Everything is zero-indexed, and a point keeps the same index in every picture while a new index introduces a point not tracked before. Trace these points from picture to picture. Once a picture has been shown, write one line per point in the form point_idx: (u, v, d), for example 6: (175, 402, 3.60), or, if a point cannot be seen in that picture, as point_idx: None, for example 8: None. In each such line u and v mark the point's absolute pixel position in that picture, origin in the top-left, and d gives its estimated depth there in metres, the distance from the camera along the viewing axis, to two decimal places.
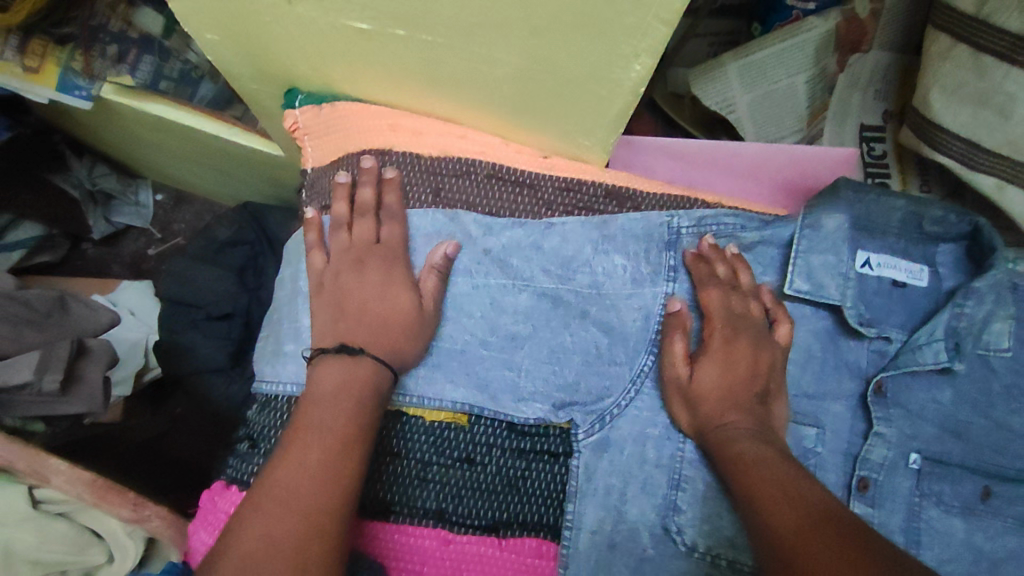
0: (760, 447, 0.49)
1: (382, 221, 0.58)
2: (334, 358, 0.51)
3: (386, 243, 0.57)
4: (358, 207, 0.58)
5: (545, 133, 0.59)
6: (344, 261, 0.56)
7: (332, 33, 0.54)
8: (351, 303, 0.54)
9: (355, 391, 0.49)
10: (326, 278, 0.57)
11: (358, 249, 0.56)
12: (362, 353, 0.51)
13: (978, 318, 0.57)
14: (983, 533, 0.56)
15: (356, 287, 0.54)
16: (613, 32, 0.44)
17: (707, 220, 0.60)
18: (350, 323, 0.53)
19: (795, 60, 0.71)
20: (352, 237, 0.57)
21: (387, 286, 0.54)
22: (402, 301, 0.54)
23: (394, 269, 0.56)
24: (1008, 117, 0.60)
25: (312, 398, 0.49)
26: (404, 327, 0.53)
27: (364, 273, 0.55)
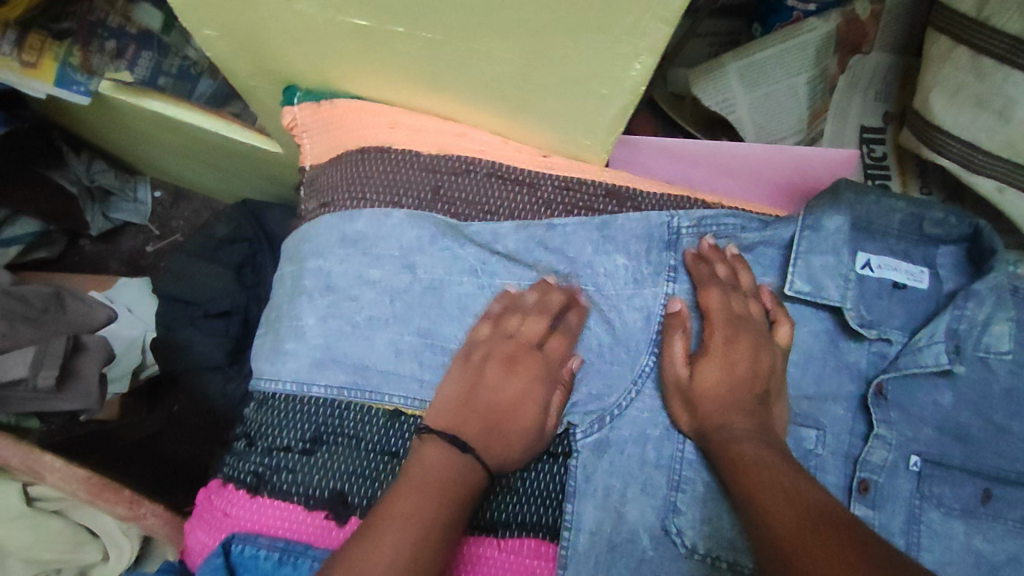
0: (759, 448, 0.49)
1: (554, 330, 0.57)
2: (445, 448, 0.49)
3: (545, 354, 0.56)
4: (540, 303, 0.56)
5: (544, 132, 0.59)
6: (500, 350, 0.55)
7: (330, 30, 0.54)
8: (484, 401, 0.53)
9: (460, 485, 0.48)
10: (476, 355, 0.55)
11: (515, 349, 0.55)
12: (474, 454, 0.50)
13: (979, 320, 0.57)
14: (983, 536, 0.56)
15: (495, 385, 0.53)
16: (612, 31, 0.43)
17: (707, 220, 0.60)
18: (480, 416, 0.52)
19: (796, 60, 0.71)
20: (518, 329, 0.55)
21: (519, 402, 0.53)
22: (524, 420, 0.53)
23: (535, 377, 0.54)
24: (1009, 119, 0.60)
25: (412, 482, 0.47)
26: (519, 445, 0.52)
27: (510, 376, 0.54)
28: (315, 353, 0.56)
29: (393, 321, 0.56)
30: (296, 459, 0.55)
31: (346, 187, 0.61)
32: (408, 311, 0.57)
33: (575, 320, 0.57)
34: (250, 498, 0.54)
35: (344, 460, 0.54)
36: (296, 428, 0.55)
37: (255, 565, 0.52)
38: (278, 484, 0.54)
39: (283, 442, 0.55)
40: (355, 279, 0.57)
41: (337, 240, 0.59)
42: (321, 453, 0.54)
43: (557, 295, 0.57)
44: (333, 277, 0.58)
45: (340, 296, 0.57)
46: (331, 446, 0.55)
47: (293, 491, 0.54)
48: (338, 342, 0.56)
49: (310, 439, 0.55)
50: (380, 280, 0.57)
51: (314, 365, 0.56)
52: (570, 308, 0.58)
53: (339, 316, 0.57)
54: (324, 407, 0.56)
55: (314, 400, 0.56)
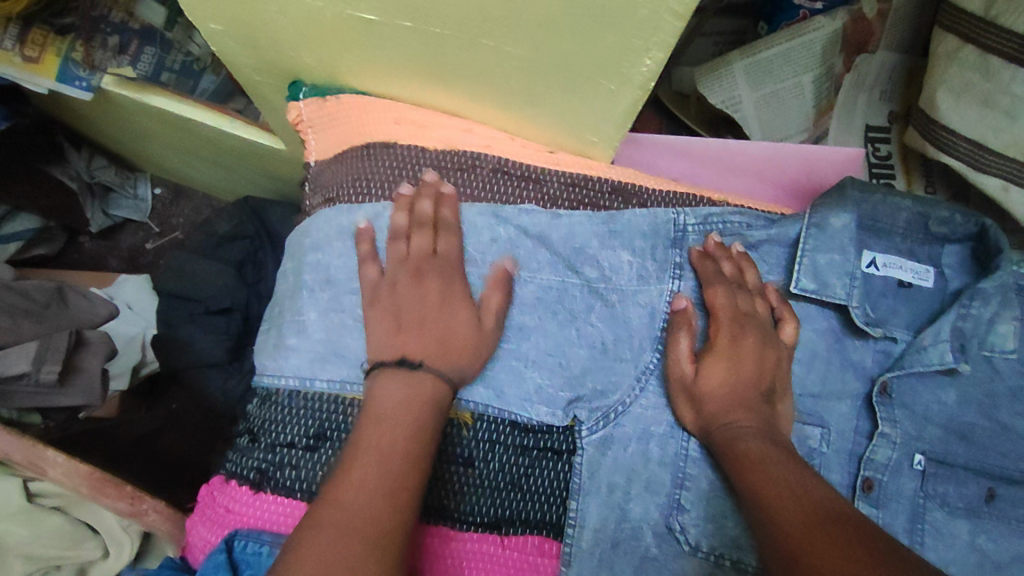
0: (765, 444, 0.49)
1: (438, 233, 0.56)
2: (395, 372, 0.49)
3: (444, 257, 0.55)
4: (415, 219, 0.56)
5: (551, 129, 0.59)
6: (405, 270, 0.54)
7: (338, 23, 0.53)
8: (409, 318, 0.52)
9: (419, 405, 0.48)
10: (383, 286, 0.54)
11: (414, 262, 0.54)
12: (422, 367, 0.50)
13: (984, 318, 0.57)
14: (986, 535, 0.56)
15: (416, 302, 0.52)
16: (625, 25, 0.43)
17: (713, 218, 0.60)
18: (410, 336, 0.51)
19: (802, 58, 0.70)
20: (409, 249, 0.55)
21: (446, 303, 0.52)
22: (459, 319, 0.52)
23: (452, 282, 0.54)
24: (1015, 118, 0.60)
25: (371, 415, 0.48)
26: (468, 346, 0.52)
27: (421, 285, 0.53)
28: (317, 348, 0.56)
29: None
30: (299, 455, 0.54)
31: (350, 182, 0.60)
32: None
33: (450, 216, 0.56)
34: (253, 494, 0.54)
35: None
36: (300, 424, 0.55)
37: (258, 561, 0.51)
38: (281, 481, 0.54)
39: (287, 438, 0.55)
40: (358, 273, 0.57)
41: (340, 235, 0.58)
42: (325, 449, 0.54)
43: (425, 201, 0.56)
44: (336, 272, 0.58)
45: (343, 291, 0.57)
46: (335, 443, 0.54)
47: (296, 488, 0.53)
48: (341, 337, 0.56)
49: (314, 435, 0.55)
50: None
51: (317, 360, 0.55)
52: (443, 204, 0.56)
53: (342, 310, 0.56)
54: (327, 403, 0.55)
55: (317, 396, 0.55)
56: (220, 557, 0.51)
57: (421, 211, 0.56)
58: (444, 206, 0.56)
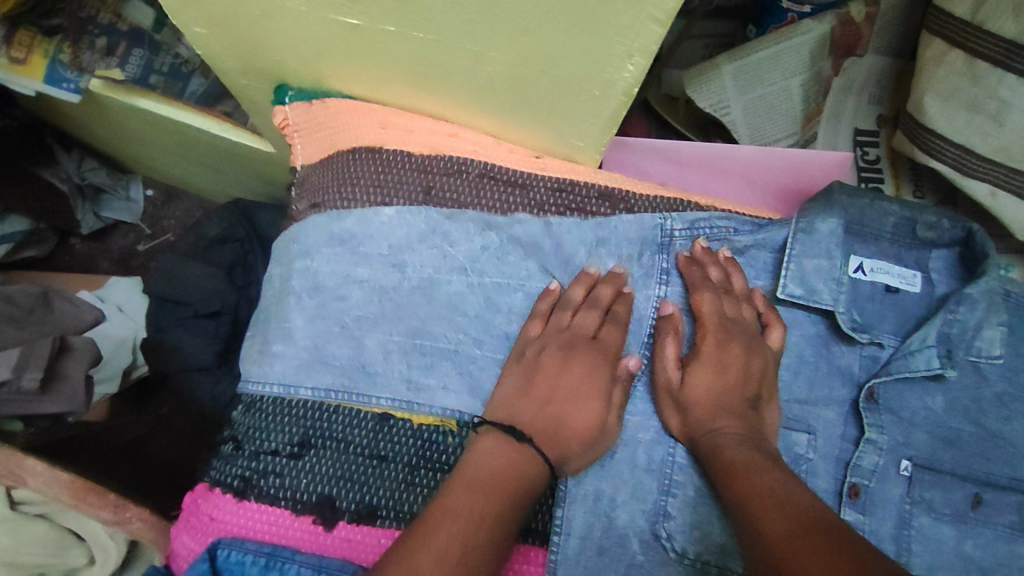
0: (749, 453, 0.49)
1: (606, 320, 0.56)
2: (500, 441, 0.50)
3: (602, 344, 0.55)
4: (590, 297, 0.56)
5: (536, 133, 0.59)
6: (554, 341, 0.54)
7: (322, 28, 0.53)
8: (544, 387, 0.53)
9: (518, 481, 0.48)
10: (531, 350, 0.55)
11: (572, 341, 0.54)
12: (532, 445, 0.50)
13: (971, 325, 0.57)
14: (972, 541, 0.55)
15: (556, 376, 0.53)
16: (607, 31, 0.43)
17: (701, 223, 0.60)
18: (536, 407, 0.52)
19: (791, 62, 0.70)
20: (571, 323, 0.55)
21: (584, 392, 0.53)
22: (588, 414, 0.53)
23: (598, 369, 0.54)
24: (1002, 123, 0.60)
25: (470, 476, 0.48)
26: (585, 435, 0.52)
27: (568, 366, 0.54)
28: (303, 355, 0.56)
29: (382, 321, 0.56)
30: (284, 462, 0.54)
31: (336, 187, 0.60)
32: (397, 311, 0.56)
33: (625, 310, 0.57)
34: (237, 503, 0.53)
35: (331, 464, 0.53)
36: (284, 431, 0.55)
37: (241, 571, 0.51)
38: (266, 489, 0.53)
39: (271, 445, 0.55)
40: (344, 279, 0.57)
41: (326, 241, 0.58)
42: (309, 457, 0.54)
43: (604, 286, 0.57)
44: (323, 278, 0.58)
45: (328, 297, 0.57)
46: (319, 450, 0.54)
47: (280, 496, 0.53)
48: (328, 344, 0.56)
49: (300, 443, 0.54)
50: (370, 280, 0.57)
51: (302, 367, 0.55)
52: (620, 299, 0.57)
53: (327, 317, 0.56)
54: (312, 410, 0.55)
55: (303, 404, 0.55)
56: (202, 567, 0.50)
57: (600, 295, 0.56)
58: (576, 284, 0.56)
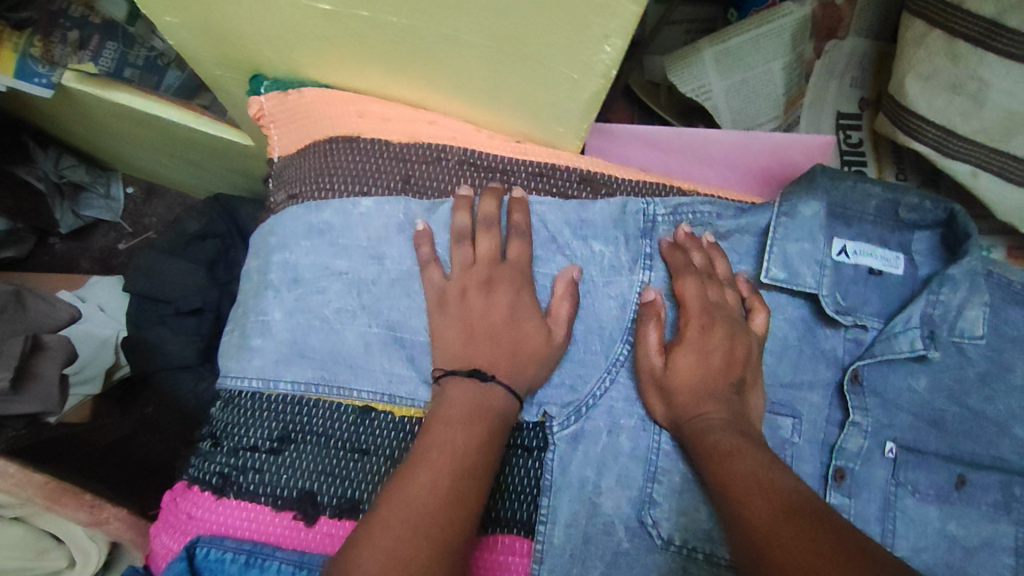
0: (737, 438, 0.48)
1: (508, 239, 0.55)
2: (464, 382, 0.49)
3: (513, 262, 0.54)
4: (479, 219, 0.55)
5: (516, 119, 0.58)
6: (470, 278, 0.53)
7: (294, 13, 0.52)
8: (479, 326, 0.51)
9: (489, 418, 0.48)
10: (451, 292, 0.53)
11: (487, 269, 0.53)
12: (496, 381, 0.49)
13: (953, 305, 0.57)
14: (957, 522, 0.55)
15: (484, 312, 0.52)
16: (582, 11, 0.42)
17: (683, 208, 0.60)
18: (486, 349, 0.50)
19: (771, 46, 0.69)
20: (475, 254, 0.54)
21: (517, 316, 0.52)
22: (534, 337, 0.52)
23: (521, 288, 0.53)
24: (982, 103, 0.60)
25: (441, 417, 0.47)
26: (524, 358, 0.51)
27: (492, 296, 0.52)
28: (282, 349, 0.55)
29: (361, 314, 0.55)
30: (263, 458, 0.53)
31: (313, 178, 0.59)
32: (376, 303, 0.55)
33: (522, 218, 0.56)
34: (215, 500, 0.52)
35: (310, 459, 0.53)
36: (263, 427, 0.54)
37: (221, 569, 0.50)
38: (244, 485, 0.52)
39: (250, 441, 0.54)
40: (323, 271, 0.56)
41: (305, 233, 0.57)
42: (288, 453, 0.53)
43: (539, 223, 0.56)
44: (301, 270, 0.56)
45: (308, 290, 0.56)
46: (299, 445, 0.53)
47: (259, 492, 0.52)
48: (307, 337, 0.55)
49: (278, 438, 0.53)
50: (348, 272, 0.56)
51: (281, 361, 0.54)
52: (516, 211, 0.56)
53: (307, 310, 0.55)
54: (291, 405, 0.54)
55: (281, 398, 0.54)
56: (180, 566, 0.49)
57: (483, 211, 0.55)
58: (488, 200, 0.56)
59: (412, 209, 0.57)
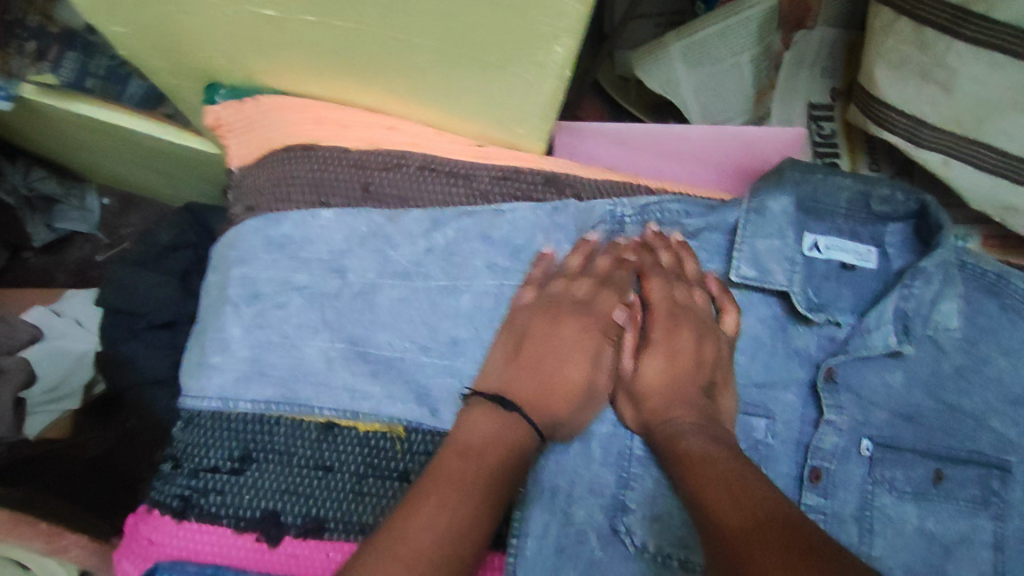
0: (706, 443, 0.47)
1: (600, 287, 0.55)
2: (490, 408, 0.49)
3: (595, 313, 0.54)
4: (586, 267, 0.55)
5: (476, 122, 0.56)
6: (539, 309, 0.54)
7: (239, 20, 0.50)
8: (528, 354, 0.53)
9: (503, 452, 0.47)
10: (519, 316, 0.54)
11: (563, 306, 0.54)
12: (518, 412, 0.49)
13: (927, 298, 0.56)
14: (935, 518, 0.55)
15: (546, 339, 0.53)
16: (529, 10, 0.40)
17: (651, 207, 0.58)
18: (525, 378, 0.52)
19: (738, 38, 0.67)
20: (564, 290, 0.55)
21: (568, 360, 0.53)
22: (576, 375, 0.53)
23: (588, 338, 0.54)
24: (951, 91, 0.59)
25: (457, 443, 0.47)
26: (569, 398, 0.52)
27: (558, 331, 0.53)
28: (241, 366, 0.53)
29: (323, 327, 0.54)
30: (224, 479, 0.52)
31: (270, 188, 0.57)
32: (338, 317, 0.54)
33: (623, 278, 0.56)
34: (176, 524, 0.51)
35: (274, 478, 0.51)
36: (224, 448, 0.52)
37: None
38: (206, 507, 0.51)
39: (210, 462, 0.52)
40: (283, 285, 0.54)
41: (262, 246, 0.55)
42: (250, 472, 0.52)
43: (602, 257, 0.56)
44: (259, 284, 0.55)
45: (267, 305, 0.54)
46: (261, 464, 0.52)
47: (222, 514, 0.51)
48: (269, 354, 0.53)
49: (239, 458, 0.52)
50: (308, 286, 0.54)
51: (241, 380, 0.53)
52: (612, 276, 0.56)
53: (267, 326, 0.54)
54: (251, 424, 0.53)
55: (241, 417, 0.53)
56: None
57: (596, 264, 0.56)
58: None
59: (373, 216, 0.56)
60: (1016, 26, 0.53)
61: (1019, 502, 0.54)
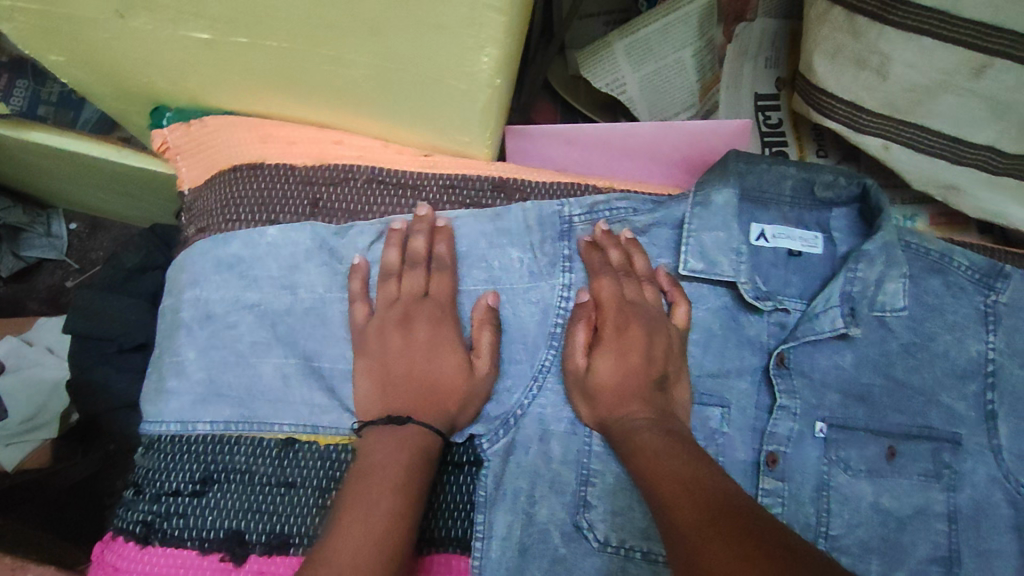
0: (661, 437, 0.48)
1: (431, 273, 0.55)
2: (382, 429, 0.49)
3: (434, 298, 0.54)
4: (408, 256, 0.55)
5: (421, 132, 0.57)
6: (390, 316, 0.53)
7: (175, 45, 0.50)
8: (398, 368, 0.52)
9: (411, 462, 0.48)
10: (368, 332, 0.53)
11: (408, 304, 0.54)
12: (410, 421, 0.49)
13: (872, 279, 0.57)
14: (889, 494, 0.56)
15: (401, 350, 0.52)
16: (450, 24, 0.41)
17: (599, 206, 0.59)
18: (403, 391, 0.51)
19: (679, 34, 0.69)
20: (400, 290, 0.54)
21: (433, 354, 0.53)
22: (447, 367, 0.52)
23: (439, 326, 0.53)
24: (886, 77, 0.60)
25: (369, 465, 0.47)
26: (455, 394, 0.52)
27: (411, 333, 0.53)
28: (198, 388, 0.54)
29: (276, 345, 0.54)
30: (186, 502, 0.52)
31: (219, 210, 0.58)
32: (290, 334, 0.54)
33: (445, 248, 0.56)
34: (139, 550, 0.51)
35: (235, 498, 0.52)
36: (184, 470, 0.53)
37: None
38: (169, 531, 0.51)
39: (171, 486, 0.52)
40: (234, 305, 0.55)
41: (213, 268, 0.56)
42: (212, 493, 0.52)
43: (419, 238, 0.55)
44: (212, 306, 0.55)
45: (220, 326, 0.55)
46: (222, 485, 0.52)
47: (185, 537, 0.51)
48: (224, 374, 0.54)
49: (201, 480, 0.52)
50: (258, 304, 0.55)
51: (199, 401, 0.53)
52: (437, 239, 0.56)
53: (220, 347, 0.54)
54: (211, 445, 0.53)
55: (201, 439, 0.53)
56: None
57: (413, 248, 0.55)
58: (417, 234, 0.55)
59: (319, 230, 0.56)
60: (941, 11, 0.55)
61: (970, 474, 0.57)
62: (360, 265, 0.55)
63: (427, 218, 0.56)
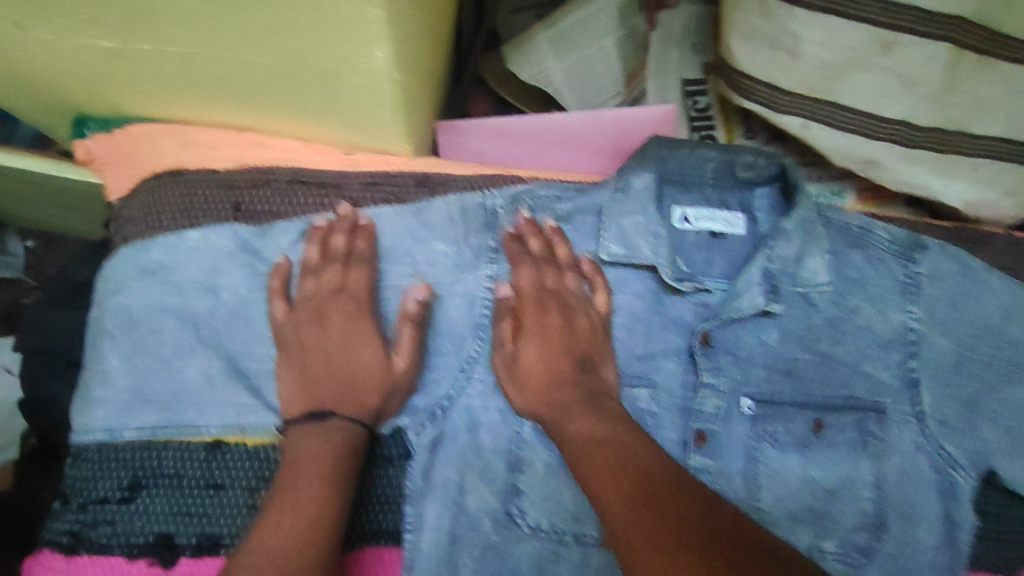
0: (584, 421, 0.49)
1: (349, 267, 0.55)
2: (303, 426, 0.50)
3: (351, 293, 0.55)
4: (328, 254, 0.56)
5: (340, 130, 0.57)
6: (305, 314, 0.54)
7: (81, 55, 0.50)
8: (316, 361, 0.53)
9: (336, 452, 0.49)
10: (287, 332, 0.54)
11: (323, 300, 0.54)
12: (332, 415, 0.50)
13: (791, 257, 0.59)
14: (817, 465, 0.58)
15: (320, 344, 0.53)
16: (338, 22, 0.42)
17: (522, 195, 0.59)
18: (321, 386, 0.52)
19: (599, 23, 0.70)
20: (316, 286, 0.55)
21: (351, 347, 0.53)
22: (366, 359, 0.53)
23: (356, 319, 0.54)
24: (798, 56, 0.61)
25: (294, 462, 0.48)
26: (377, 385, 0.52)
27: (326, 327, 0.54)
28: (124, 396, 0.53)
29: (200, 348, 0.54)
30: (114, 509, 0.52)
31: (142, 217, 0.58)
32: (215, 337, 0.55)
33: (365, 246, 0.56)
34: (66, 560, 0.51)
35: (164, 502, 0.52)
36: (111, 478, 0.52)
37: None
38: (98, 539, 0.51)
39: (98, 494, 0.52)
40: (157, 311, 0.55)
41: (136, 275, 0.56)
42: (141, 499, 0.52)
43: (338, 236, 0.56)
44: (135, 313, 0.55)
45: (143, 332, 0.55)
46: (150, 490, 0.52)
47: (113, 544, 0.51)
48: (149, 380, 0.54)
49: (129, 486, 0.52)
50: (182, 308, 0.55)
51: (125, 408, 0.53)
52: (358, 235, 0.56)
53: (144, 353, 0.54)
54: (136, 452, 0.53)
55: (126, 446, 0.53)
56: None
57: (334, 247, 0.56)
58: (338, 232, 0.56)
59: (241, 233, 0.56)
60: None
61: (895, 441, 0.58)
62: (284, 266, 0.55)
63: (348, 216, 0.56)
